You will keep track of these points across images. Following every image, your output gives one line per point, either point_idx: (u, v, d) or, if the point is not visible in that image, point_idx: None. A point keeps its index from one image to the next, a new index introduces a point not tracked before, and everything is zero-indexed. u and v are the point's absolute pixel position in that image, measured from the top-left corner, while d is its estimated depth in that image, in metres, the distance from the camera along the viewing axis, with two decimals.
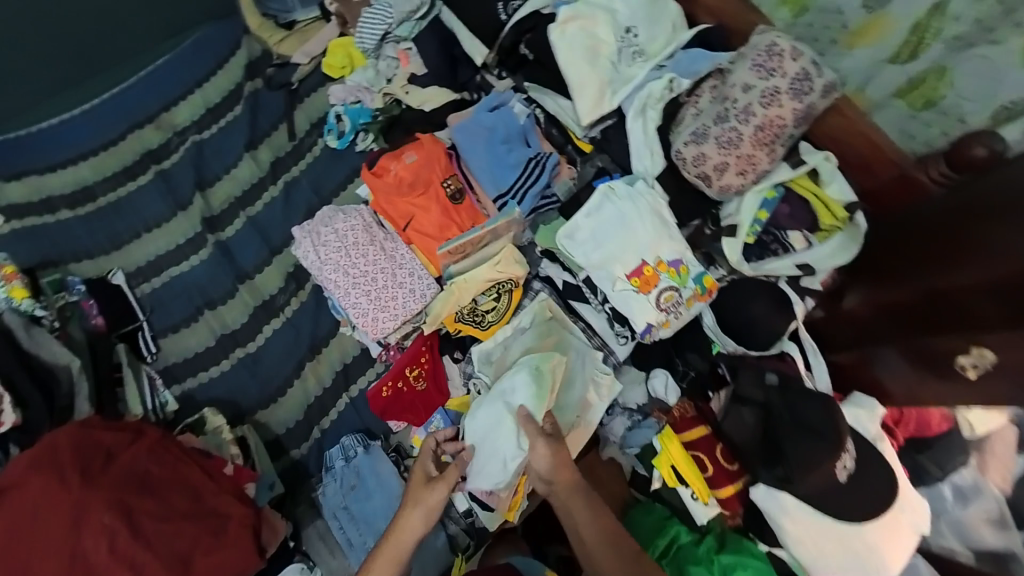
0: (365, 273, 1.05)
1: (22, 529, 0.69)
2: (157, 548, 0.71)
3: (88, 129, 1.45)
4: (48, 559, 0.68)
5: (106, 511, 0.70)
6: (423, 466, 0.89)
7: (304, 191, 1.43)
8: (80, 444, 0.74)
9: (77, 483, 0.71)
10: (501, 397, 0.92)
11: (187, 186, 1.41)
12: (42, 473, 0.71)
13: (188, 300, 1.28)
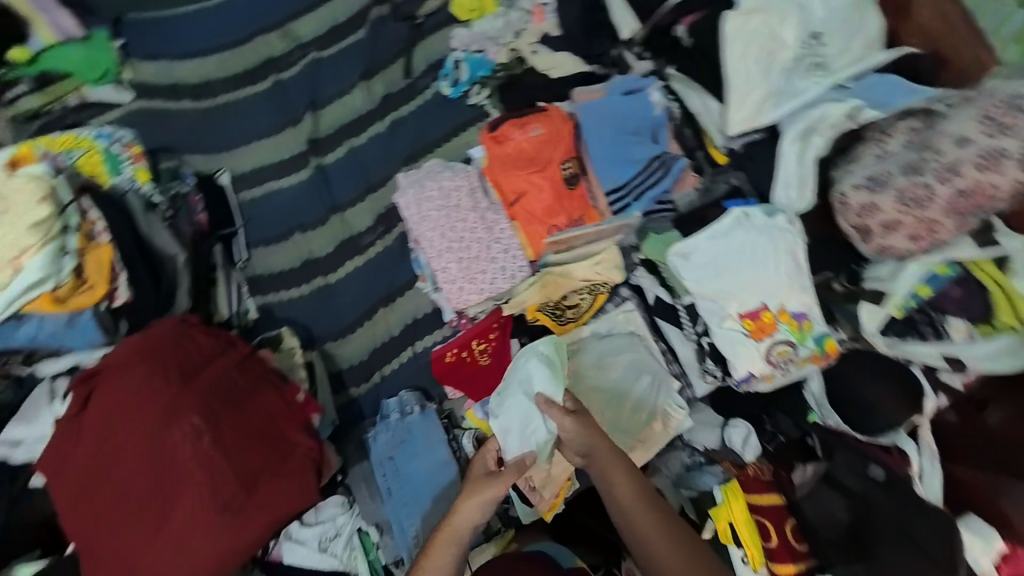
0: (461, 240, 1.01)
1: (124, 411, 0.75)
2: (232, 461, 0.74)
3: (220, 24, 1.46)
4: (142, 446, 0.73)
5: (193, 415, 0.74)
6: (480, 462, 0.88)
7: (408, 133, 1.40)
8: (182, 344, 0.79)
9: (175, 381, 0.76)
10: (519, 387, 0.90)
11: (299, 104, 1.42)
12: (147, 364, 0.76)
13: (283, 217, 1.31)
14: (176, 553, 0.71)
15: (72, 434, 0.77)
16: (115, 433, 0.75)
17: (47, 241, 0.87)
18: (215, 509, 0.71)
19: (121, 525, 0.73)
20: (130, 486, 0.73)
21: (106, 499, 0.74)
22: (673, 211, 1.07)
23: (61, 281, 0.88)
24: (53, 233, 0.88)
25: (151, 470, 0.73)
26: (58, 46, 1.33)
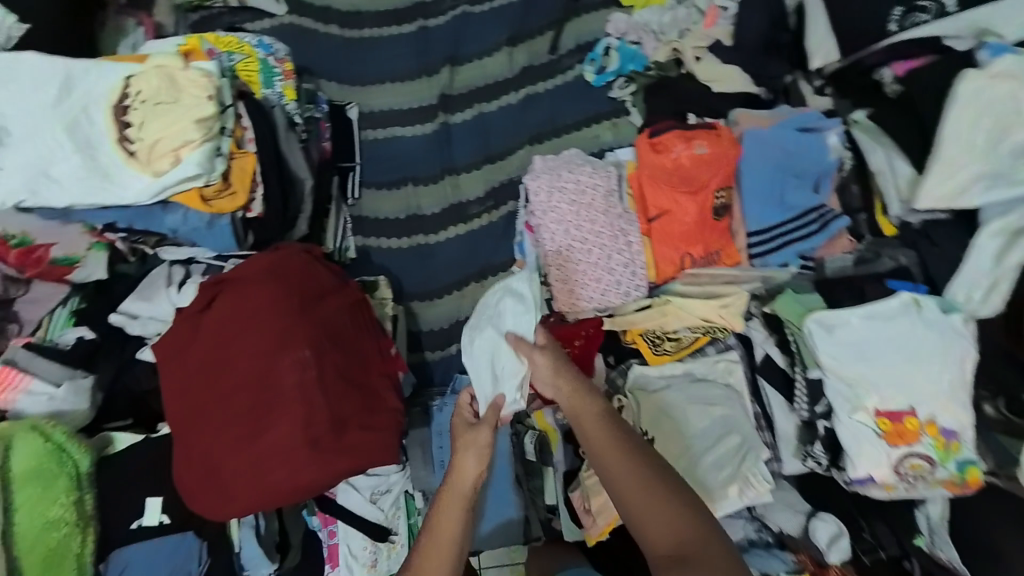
0: (584, 242, 0.96)
1: (241, 324, 0.77)
2: (327, 400, 0.75)
3: None
4: (254, 359, 0.75)
5: (303, 347, 0.75)
6: (461, 418, 0.85)
7: (540, 112, 1.34)
8: (307, 272, 0.81)
9: (295, 306, 0.78)
10: (489, 321, 0.89)
11: (440, 55, 1.39)
12: (274, 282, 0.79)
13: (399, 166, 1.31)
14: (259, 472, 0.73)
15: (188, 332, 0.79)
16: (229, 342, 0.77)
17: (209, 142, 0.91)
18: (304, 442, 0.73)
19: (215, 431, 0.75)
20: (231, 397, 0.76)
21: (206, 403, 0.76)
22: (811, 270, 0.97)
23: (210, 182, 0.91)
24: (215, 135, 0.92)
25: (255, 387, 0.75)
26: None
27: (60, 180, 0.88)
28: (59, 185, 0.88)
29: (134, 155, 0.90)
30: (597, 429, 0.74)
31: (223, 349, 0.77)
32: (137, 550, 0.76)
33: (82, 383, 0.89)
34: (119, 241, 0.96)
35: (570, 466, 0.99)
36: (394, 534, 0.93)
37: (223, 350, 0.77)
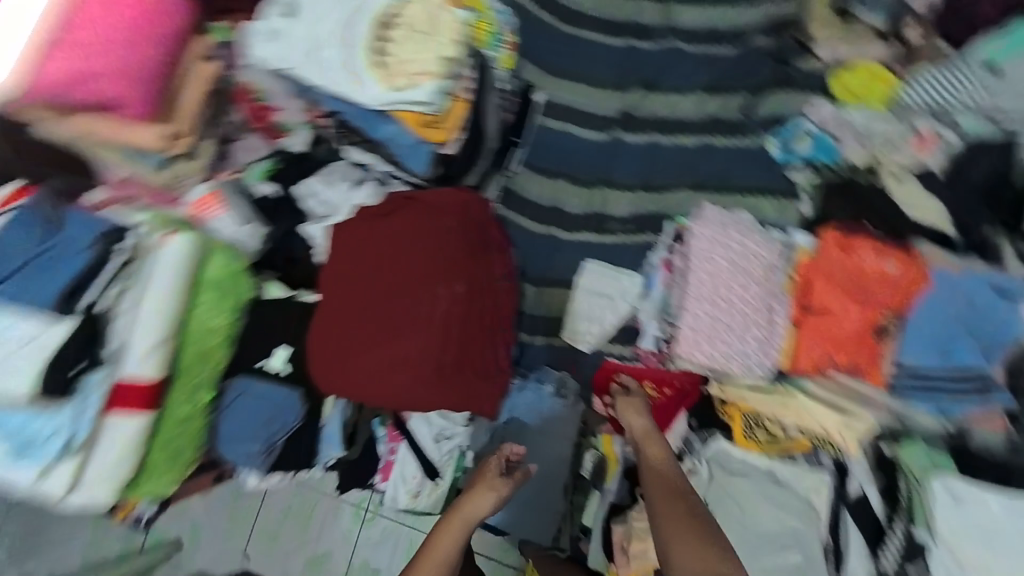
0: (728, 302, 0.93)
1: (410, 245, 0.86)
2: (461, 340, 0.84)
3: None
4: (416, 277, 0.84)
5: (457, 285, 0.84)
6: (494, 466, 0.92)
7: (712, 163, 1.31)
8: (482, 225, 0.90)
9: (466, 249, 0.86)
10: (598, 291, 1.14)
11: (637, 77, 1.39)
12: (455, 220, 0.87)
13: (559, 161, 1.34)
14: (383, 375, 0.83)
15: (359, 234, 0.88)
16: (397, 254, 0.86)
17: (446, 79, 0.97)
18: (432, 365, 0.82)
19: (357, 325, 0.85)
20: (380, 303, 0.85)
21: (356, 298, 0.86)
22: (948, 433, 0.89)
23: (433, 112, 0.97)
24: (454, 76, 0.98)
25: (403, 303, 0.84)
26: None
27: (302, 63, 0.95)
28: (312, 65, 0.95)
29: (380, 64, 0.96)
30: (654, 453, 0.90)
31: (392, 255, 0.86)
32: (253, 383, 0.87)
33: (262, 230, 1.03)
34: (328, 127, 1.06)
35: (619, 500, 0.99)
36: (435, 478, 1.02)
37: (392, 256, 0.86)
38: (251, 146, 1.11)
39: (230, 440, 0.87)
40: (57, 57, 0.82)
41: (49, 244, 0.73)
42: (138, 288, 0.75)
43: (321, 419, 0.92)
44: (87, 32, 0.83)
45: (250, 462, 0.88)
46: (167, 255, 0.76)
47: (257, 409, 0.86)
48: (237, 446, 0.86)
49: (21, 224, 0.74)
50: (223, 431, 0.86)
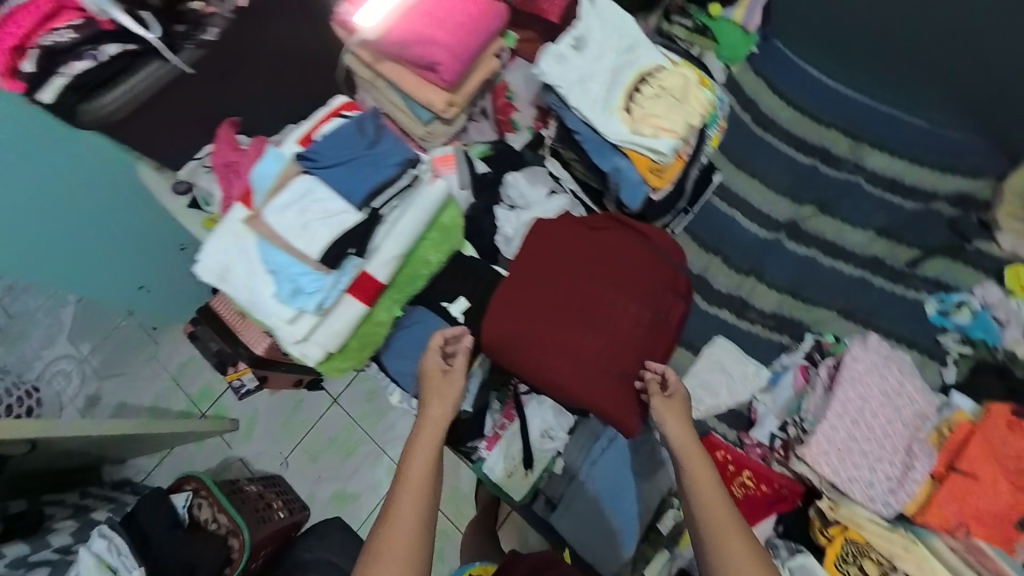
0: (872, 429, 1.01)
1: (617, 262, 0.98)
2: (628, 355, 0.95)
3: (825, 97, 1.55)
4: (612, 289, 0.97)
5: (645, 311, 0.97)
6: (433, 361, 0.92)
7: (867, 299, 1.32)
8: (676, 272, 1.01)
9: (659, 286, 0.98)
10: (719, 369, 1.23)
11: (810, 196, 1.44)
12: (658, 259, 0.99)
13: (720, 238, 1.39)
14: (553, 356, 0.95)
15: (574, 235, 1.00)
16: (602, 263, 0.98)
17: (681, 140, 1.07)
18: (597, 364, 0.95)
19: (543, 308, 0.97)
20: (571, 298, 0.97)
21: (552, 281, 0.98)
22: None
23: (661, 161, 1.06)
24: (688, 140, 1.08)
25: (592, 306, 0.97)
26: (719, 19, 1.54)
27: (569, 85, 1.08)
28: (578, 90, 1.09)
29: (633, 108, 1.08)
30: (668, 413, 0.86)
31: (597, 262, 0.99)
32: (432, 317, 1.02)
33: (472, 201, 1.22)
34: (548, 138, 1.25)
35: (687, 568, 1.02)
36: (529, 467, 1.10)
37: (596, 262, 0.99)
38: (478, 128, 1.30)
39: (397, 356, 1.02)
40: (415, 20, 1.02)
41: (368, 146, 0.90)
42: (401, 202, 0.91)
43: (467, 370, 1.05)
44: (444, 13, 1.03)
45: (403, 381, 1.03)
46: (433, 189, 0.92)
47: (427, 341, 1.01)
48: (398, 362, 1.01)
49: (352, 125, 0.91)
50: (393, 347, 1.02)
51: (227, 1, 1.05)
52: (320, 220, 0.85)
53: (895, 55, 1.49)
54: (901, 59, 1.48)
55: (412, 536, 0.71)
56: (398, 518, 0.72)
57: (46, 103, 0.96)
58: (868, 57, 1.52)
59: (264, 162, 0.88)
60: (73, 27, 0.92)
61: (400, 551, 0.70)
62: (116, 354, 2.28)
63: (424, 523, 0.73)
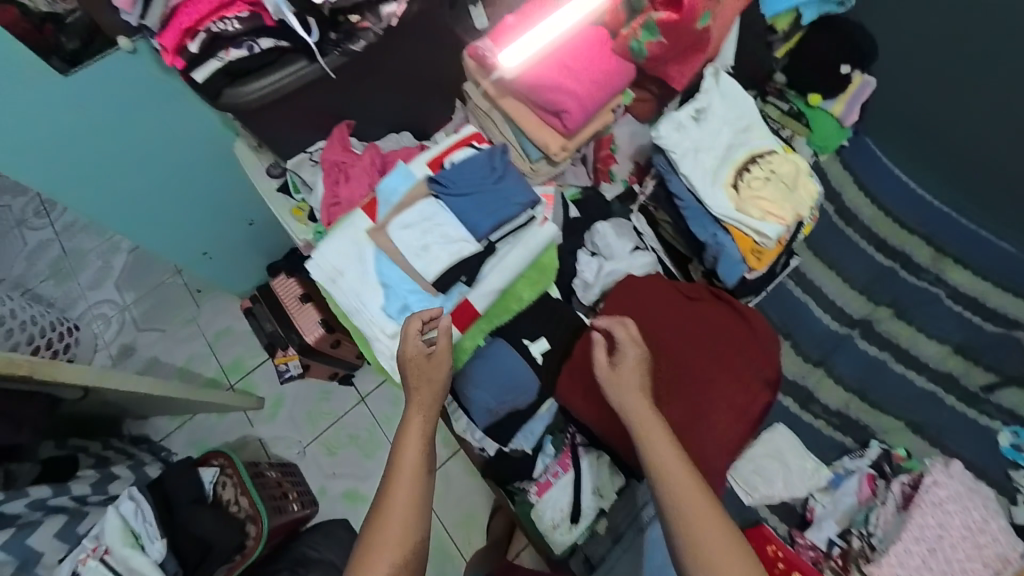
0: (947, 560, 1.03)
1: (711, 336, 0.98)
2: (708, 433, 0.92)
3: (911, 201, 1.55)
4: (700, 365, 0.95)
5: (736, 394, 0.94)
6: (414, 346, 0.84)
7: (934, 415, 1.29)
8: (772, 363, 0.97)
9: (749, 375, 0.95)
10: (778, 457, 1.22)
11: (887, 298, 1.42)
12: (755, 347, 0.97)
13: (790, 323, 1.39)
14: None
15: (671, 300, 1.01)
16: (694, 336, 0.97)
17: (786, 227, 1.08)
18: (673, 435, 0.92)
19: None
20: (658, 362, 0.97)
21: (642, 343, 0.98)
22: None
23: (763, 244, 1.07)
24: (791, 228, 1.09)
25: (679, 375, 0.95)
26: (817, 108, 1.51)
27: (682, 152, 1.10)
28: (690, 158, 1.10)
29: (743, 186, 1.09)
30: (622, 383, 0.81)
31: (691, 334, 0.98)
32: (512, 353, 1.04)
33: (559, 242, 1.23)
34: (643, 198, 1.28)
35: None
36: (574, 522, 1.08)
37: (690, 334, 0.97)
38: (575, 171, 1.31)
39: (472, 386, 1.04)
40: (550, 66, 1.05)
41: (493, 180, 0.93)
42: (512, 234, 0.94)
43: (534, 413, 1.07)
44: (578, 64, 1.05)
45: (472, 409, 1.05)
46: (543, 231, 0.95)
47: (504, 374, 1.04)
48: (473, 390, 1.03)
49: (481, 157, 0.95)
50: (468, 375, 1.03)
51: (386, 16, 1.04)
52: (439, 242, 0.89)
53: (992, 174, 1.46)
54: (998, 181, 1.46)
55: (405, 525, 0.72)
56: (391, 507, 0.73)
57: (196, 82, 1.01)
58: (962, 172, 1.51)
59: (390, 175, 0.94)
60: (240, 18, 0.98)
61: (394, 536, 0.71)
62: (155, 309, 2.18)
63: (418, 514, 0.74)
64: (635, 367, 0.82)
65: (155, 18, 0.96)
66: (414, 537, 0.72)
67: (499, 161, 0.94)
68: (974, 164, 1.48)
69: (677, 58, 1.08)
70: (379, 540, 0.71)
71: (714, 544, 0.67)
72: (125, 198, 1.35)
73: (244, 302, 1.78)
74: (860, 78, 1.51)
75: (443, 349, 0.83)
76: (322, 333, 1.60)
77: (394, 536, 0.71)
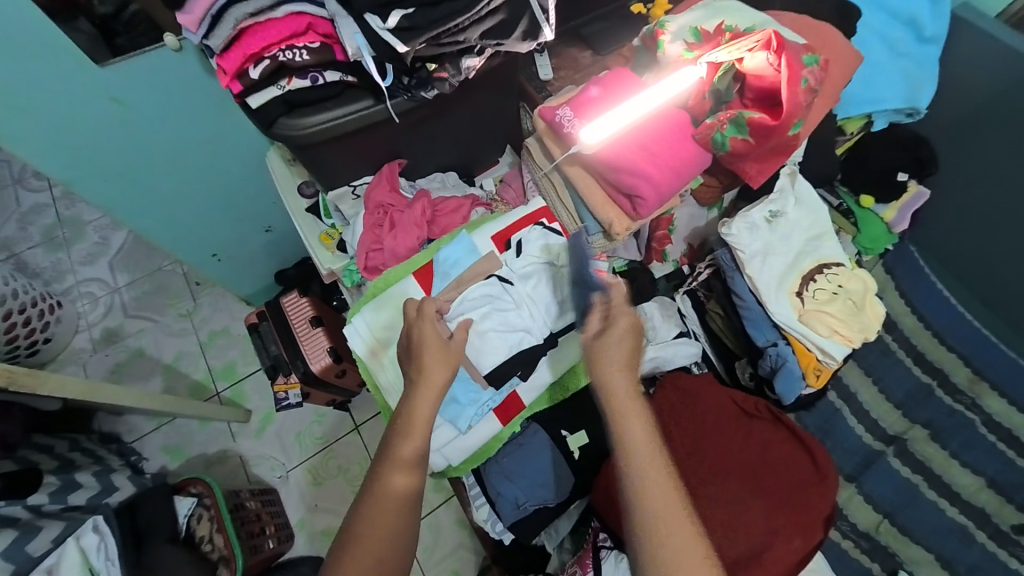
0: None
1: (768, 467, 1.00)
2: (759, 572, 0.90)
3: (952, 316, 1.51)
4: (752, 476, 0.99)
5: (794, 538, 0.93)
6: (432, 331, 0.84)
7: (964, 552, 1.24)
8: (823, 497, 0.97)
9: (800, 503, 0.96)
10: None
11: (922, 417, 1.38)
12: (813, 481, 0.98)
13: (824, 432, 1.37)
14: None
15: (730, 416, 1.05)
16: (750, 448, 1.02)
17: (851, 347, 1.10)
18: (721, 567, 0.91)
19: (687, 475, 0.99)
20: (712, 461, 1.00)
21: (699, 441, 1.03)
22: None
23: (826, 363, 1.09)
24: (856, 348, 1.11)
25: (735, 505, 0.95)
26: (869, 210, 1.44)
27: (751, 255, 1.08)
28: (758, 261, 1.09)
29: (810, 296, 1.09)
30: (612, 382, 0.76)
31: (747, 445, 1.02)
32: (547, 445, 1.04)
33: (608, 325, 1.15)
34: (693, 283, 1.22)
35: None
36: None
37: (746, 444, 1.02)
38: (625, 244, 1.22)
39: (504, 478, 1.03)
40: (629, 146, 0.99)
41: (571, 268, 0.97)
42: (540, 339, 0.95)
43: (561, 512, 1.05)
44: (658, 147, 1.00)
45: (497, 502, 1.04)
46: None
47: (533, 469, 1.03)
48: (505, 484, 1.03)
49: (543, 240, 1.01)
50: (498, 466, 1.04)
51: (465, 69, 0.94)
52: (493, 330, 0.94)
53: None
54: None
55: (391, 515, 0.75)
56: (387, 496, 0.76)
57: (251, 108, 0.94)
58: (1003, 296, 1.48)
59: (452, 244, 1.02)
60: (310, 49, 0.89)
61: (380, 519, 0.74)
62: (150, 294, 1.99)
63: (405, 504, 0.76)
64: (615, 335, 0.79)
65: (219, 40, 0.87)
66: (399, 519, 0.75)
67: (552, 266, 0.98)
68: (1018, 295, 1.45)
69: (760, 157, 1.03)
70: (369, 514, 0.75)
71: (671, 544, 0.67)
72: (148, 190, 1.25)
73: (249, 317, 1.65)
74: (914, 188, 1.45)
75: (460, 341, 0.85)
76: (330, 362, 1.48)
77: (382, 520, 0.74)
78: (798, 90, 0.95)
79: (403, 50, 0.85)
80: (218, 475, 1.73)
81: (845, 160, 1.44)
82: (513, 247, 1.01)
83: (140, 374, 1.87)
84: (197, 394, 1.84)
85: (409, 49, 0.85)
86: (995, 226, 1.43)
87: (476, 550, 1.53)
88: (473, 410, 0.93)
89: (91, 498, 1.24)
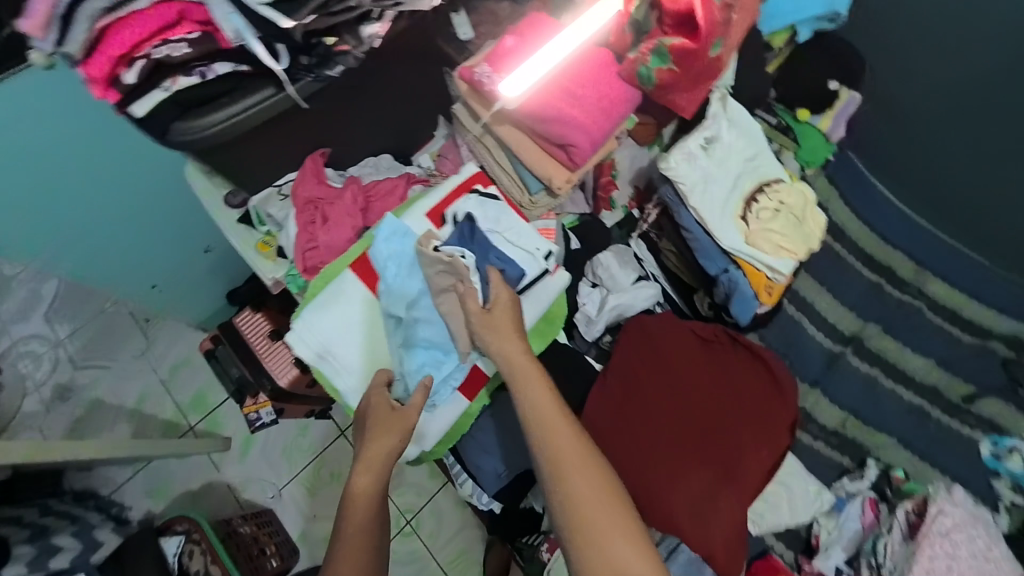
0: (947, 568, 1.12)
1: (733, 391, 1.03)
2: (735, 486, 0.96)
3: (893, 216, 1.57)
4: (717, 405, 1.02)
5: (761, 449, 0.99)
6: (381, 399, 0.86)
7: (922, 430, 1.34)
8: (782, 406, 1.02)
9: (763, 419, 1.01)
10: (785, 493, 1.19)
11: (875, 316, 1.45)
12: (773, 396, 1.03)
13: (791, 347, 1.42)
14: (662, 485, 0.96)
15: (688, 347, 1.07)
16: (711, 381, 1.04)
17: (798, 261, 1.13)
18: (699, 496, 0.96)
19: (660, 420, 1.02)
20: (679, 400, 1.03)
21: (664, 384, 1.04)
22: None
23: (775, 279, 1.12)
24: (803, 260, 1.14)
25: (704, 436, 1.00)
26: (805, 122, 1.44)
27: (693, 184, 1.08)
28: (700, 189, 1.08)
29: (754, 217, 1.11)
30: (509, 355, 0.83)
31: (709, 377, 1.05)
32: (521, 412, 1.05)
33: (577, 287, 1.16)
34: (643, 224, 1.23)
35: None
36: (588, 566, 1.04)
37: (707, 376, 1.05)
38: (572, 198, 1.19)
39: (483, 452, 1.05)
40: (553, 95, 0.96)
41: (483, 234, 0.95)
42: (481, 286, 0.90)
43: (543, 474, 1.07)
44: (583, 92, 0.97)
45: (479, 476, 1.05)
46: (555, 280, 0.98)
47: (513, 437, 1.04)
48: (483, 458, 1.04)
49: (479, 209, 0.98)
50: (475, 442, 1.05)
51: (367, 37, 0.87)
52: (514, 242, 0.97)
53: (966, 192, 1.48)
54: (969, 204, 1.49)
55: (363, 513, 0.77)
56: (356, 495, 0.79)
57: (135, 118, 0.84)
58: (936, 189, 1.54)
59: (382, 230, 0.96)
60: (189, 40, 0.81)
61: (359, 517, 0.77)
62: (95, 339, 1.85)
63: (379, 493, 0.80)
64: (503, 307, 0.87)
65: (78, 45, 0.77)
66: (374, 517, 0.78)
67: (469, 233, 0.95)
68: (949, 185, 1.51)
69: (687, 86, 1.00)
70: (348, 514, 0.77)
71: (581, 484, 0.71)
72: (57, 228, 1.14)
73: (203, 342, 1.56)
74: (844, 94, 1.44)
75: (409, 407, 0.84)
76: (297, 373, 1.42)
77: (359, 517, 0.77)
78: (712, 8, 0.94)
79: (289, 25, 0.77)
80: (208, 507, 1.69)
81: (778, 78, 1.45)
82: (450, 221, 0.98)
83: (104, 423, 1.77)
84: (169, 432, 1.76)
85: (295, 21, 0.78)
86: (921, 122, 1.47)
87: (480, 525, 1.56)
88: (442, 389, 0.92)
89: (74, 558, 1.15)
